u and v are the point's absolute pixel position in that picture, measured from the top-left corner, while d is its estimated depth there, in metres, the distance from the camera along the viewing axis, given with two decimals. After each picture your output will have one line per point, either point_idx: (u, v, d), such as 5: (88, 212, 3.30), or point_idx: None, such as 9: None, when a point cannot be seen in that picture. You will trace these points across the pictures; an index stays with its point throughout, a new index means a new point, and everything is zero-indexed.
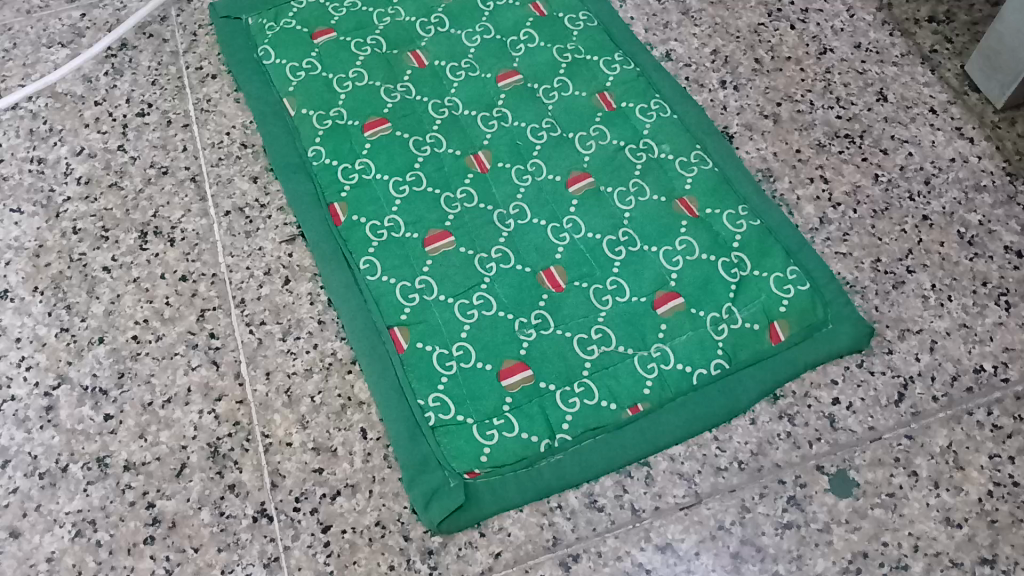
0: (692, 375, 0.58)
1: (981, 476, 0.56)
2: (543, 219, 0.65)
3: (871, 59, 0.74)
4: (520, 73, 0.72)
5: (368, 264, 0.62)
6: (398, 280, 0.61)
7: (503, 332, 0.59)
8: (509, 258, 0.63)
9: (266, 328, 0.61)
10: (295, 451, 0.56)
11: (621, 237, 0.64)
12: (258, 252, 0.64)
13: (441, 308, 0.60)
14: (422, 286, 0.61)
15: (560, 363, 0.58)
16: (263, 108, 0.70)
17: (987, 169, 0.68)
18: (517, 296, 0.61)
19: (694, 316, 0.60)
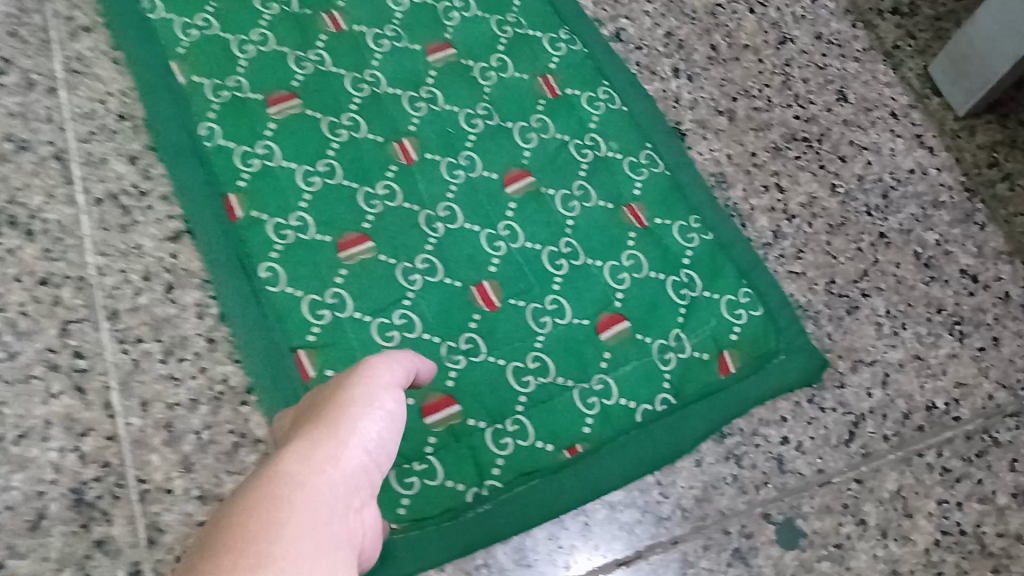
0: (635, 411, 0.53)
1: (929, 525, 0.53)
2: (476, 224, 0.57)
3: (832, 53, 0.68)
4: (452, 46, 0.63)
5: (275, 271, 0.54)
6: (306, 292, 0.53)
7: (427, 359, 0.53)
8: (437, 271, 0.55)
9: (144, 347, 0.52)
10: (177, 500, 0.48)
11: (563, 249, 0.57)
12: (135, 251, 0.54)
13: (357, 330, 0.53)
14: (334, 302, 0.53)
15: (491, 398, 0.52)
16: (147, 72, 0.59)
17: (946, 183, 0.64)
18: (442, 319, 0.54)
19: (640, 343, 0.55)
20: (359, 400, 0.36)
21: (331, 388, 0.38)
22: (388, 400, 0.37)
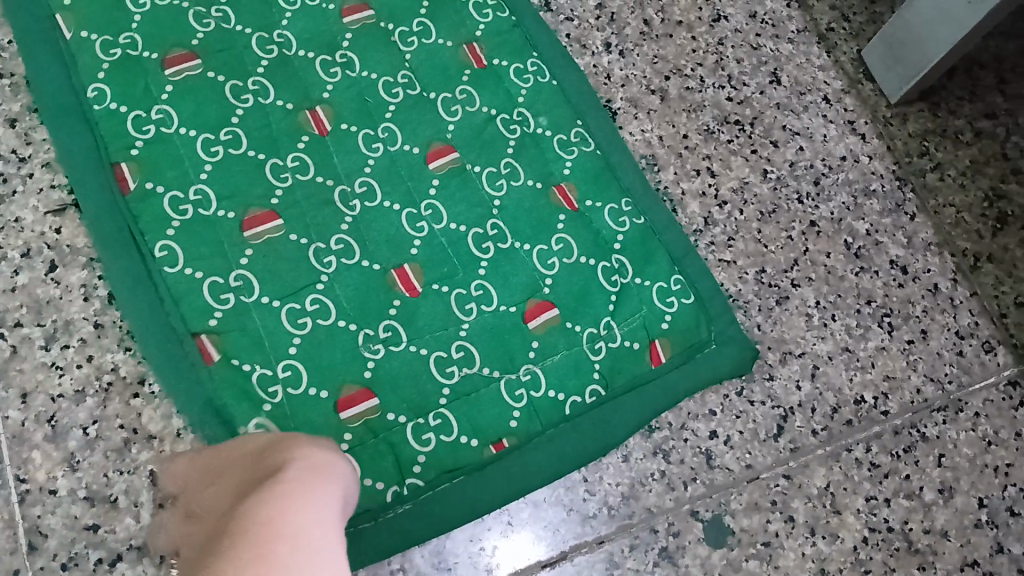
0: (564, 404, 0.50)
1: (857, 522, 0.52)
2: (397, 203, 0.53)
3: (767, 33, 0.67)
4: (371, 7, 0.59)
5: (168, 252, 0.48)
6: (205, 274, 0.48)
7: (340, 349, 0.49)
8: (354, 253, 0.51)
9: (23, 332, 0.47)
10: (60, 501, 0.44)
11: (489, 231, 0.54)
12: (15, 224, 0.49)
13: (262, 319, 0.48)
14: (237, 288, 0.49)
15: (412, 389, 0.49)
16: (26, 25, 0.53)
17: (877, 171, 0.63)
18: (355, 305, 0.50)
19: (568, 332, 0.52)
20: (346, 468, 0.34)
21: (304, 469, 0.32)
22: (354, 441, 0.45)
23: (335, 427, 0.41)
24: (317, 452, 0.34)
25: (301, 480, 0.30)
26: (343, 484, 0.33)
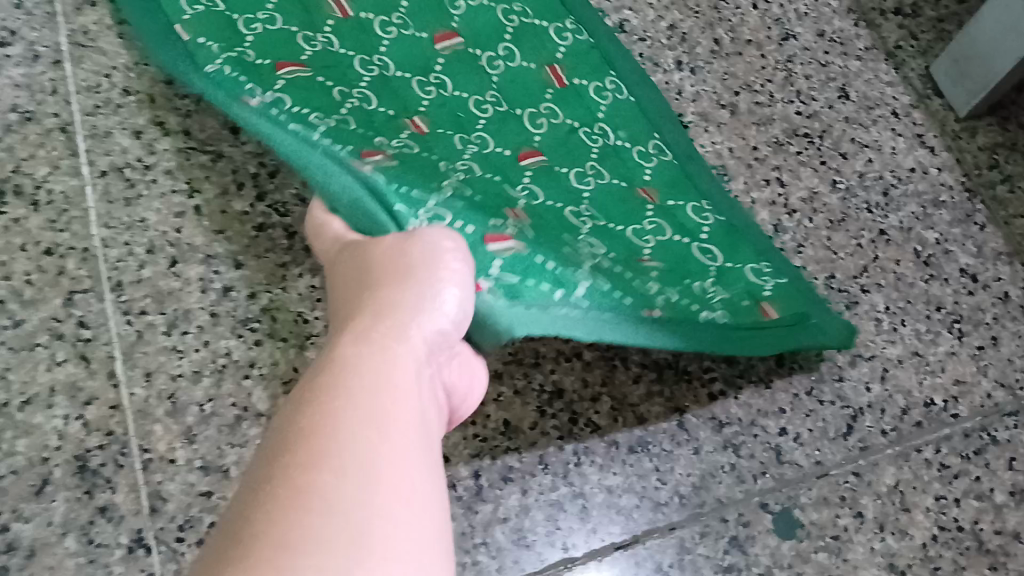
0: (700, 313, 0.54)
1: (926, 520, 0.53)
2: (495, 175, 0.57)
3: (835, 50, 0.69)
4: (459, 35, 0.64)
5: (333, 157, 0.52)
6: (367, 179, 0.51)
7: (476, 271, 0.51)
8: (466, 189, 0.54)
9: (148, 319, 0.52)
10: (179, 470, 0.49)
11: (584, 211, 0.57)
12: (140, 224, 0.55)
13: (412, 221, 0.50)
14: (389, 198, 0.51)
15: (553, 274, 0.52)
16: (151, 27, 0.58)
17: (946, 183, 0.64)
18: (484, 238, 0.53)
19: (682, 283, 0.55)
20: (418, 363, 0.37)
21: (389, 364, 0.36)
22: (461, 263, 0.43)
23: (416, 297, 0.40)
24: (353, 395, 0.33)
25: (348, 429, 0.31)
26: (380, 425, 0.32)
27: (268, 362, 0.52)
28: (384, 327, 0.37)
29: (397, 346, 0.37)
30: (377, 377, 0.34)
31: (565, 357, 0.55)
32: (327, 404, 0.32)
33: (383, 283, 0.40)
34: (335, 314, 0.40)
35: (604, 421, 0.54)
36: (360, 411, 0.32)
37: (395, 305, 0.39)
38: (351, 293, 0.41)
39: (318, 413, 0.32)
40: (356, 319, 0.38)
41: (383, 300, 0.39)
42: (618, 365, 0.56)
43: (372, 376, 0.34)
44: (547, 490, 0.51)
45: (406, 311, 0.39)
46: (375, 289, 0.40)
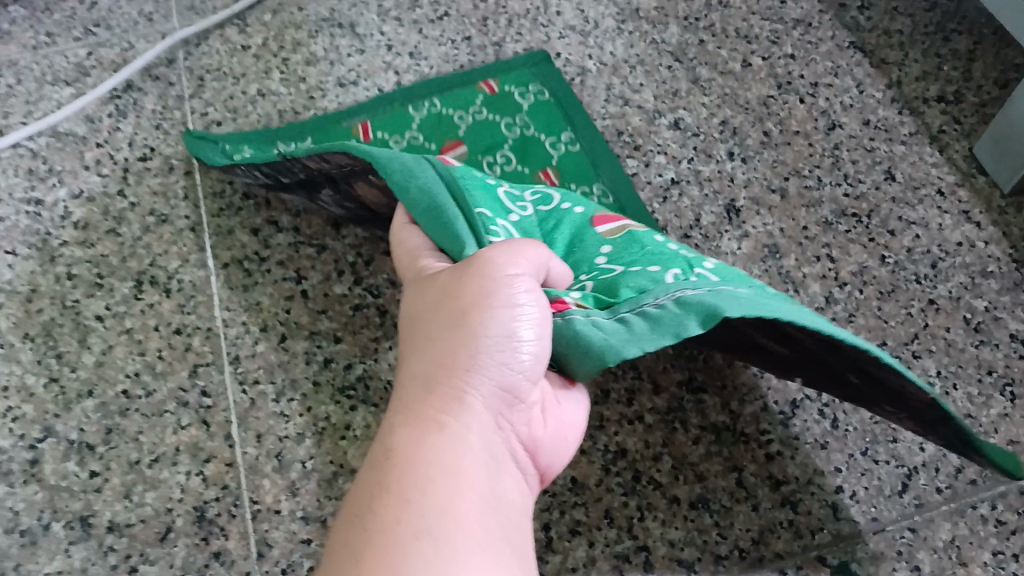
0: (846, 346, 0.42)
1: (984, 573, 0.54)
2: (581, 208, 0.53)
3: (880, 137, 0.74)
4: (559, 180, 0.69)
5: (413, 161, 0.50)
6: (448, 172, 0.49)
7: (582, 263, 0.49)
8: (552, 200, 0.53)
9: (260, 388, 0.60)
10: (283, 519, 0.55)
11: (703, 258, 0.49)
12: (255, 306, 0.64)
13: (497, 227, 0.48)
14: (472, 195, 0.49)
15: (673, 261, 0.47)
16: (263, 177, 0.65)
17: (994, 254, 0.68)
18: (580, 235, 0.51)
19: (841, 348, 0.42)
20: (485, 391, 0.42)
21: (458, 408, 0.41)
22: (533, 294, 0.42)
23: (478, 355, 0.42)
24: (407, 488, 0.38)
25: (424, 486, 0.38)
26: (443, 485, 0.38)
27: (361, 425, 0.59)
28: (445, 403, 0.41)
29: (456, 424, 0.40)
30: (431, 465, 0.39)
31: (628, 420, 0.60)
32: (388, 501, 0.37)
33: (449, 330, 0.43)
34: (407, 356, 0.44)
35: (665, 478, 0.58)
36: (411, 503, 0.37)
37: (456, 366, 0.41)
38: (422, 335, 0.44)
39: (377, 508, 0.37)
40: (426, 389, 0.42)
41: (449, 356, 0.42)
42: (678, 427, 0.60)
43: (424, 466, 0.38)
44: (613, 542, 0.55)
45: (467, 373, 0.41)
46: (440, 340, 0.43)
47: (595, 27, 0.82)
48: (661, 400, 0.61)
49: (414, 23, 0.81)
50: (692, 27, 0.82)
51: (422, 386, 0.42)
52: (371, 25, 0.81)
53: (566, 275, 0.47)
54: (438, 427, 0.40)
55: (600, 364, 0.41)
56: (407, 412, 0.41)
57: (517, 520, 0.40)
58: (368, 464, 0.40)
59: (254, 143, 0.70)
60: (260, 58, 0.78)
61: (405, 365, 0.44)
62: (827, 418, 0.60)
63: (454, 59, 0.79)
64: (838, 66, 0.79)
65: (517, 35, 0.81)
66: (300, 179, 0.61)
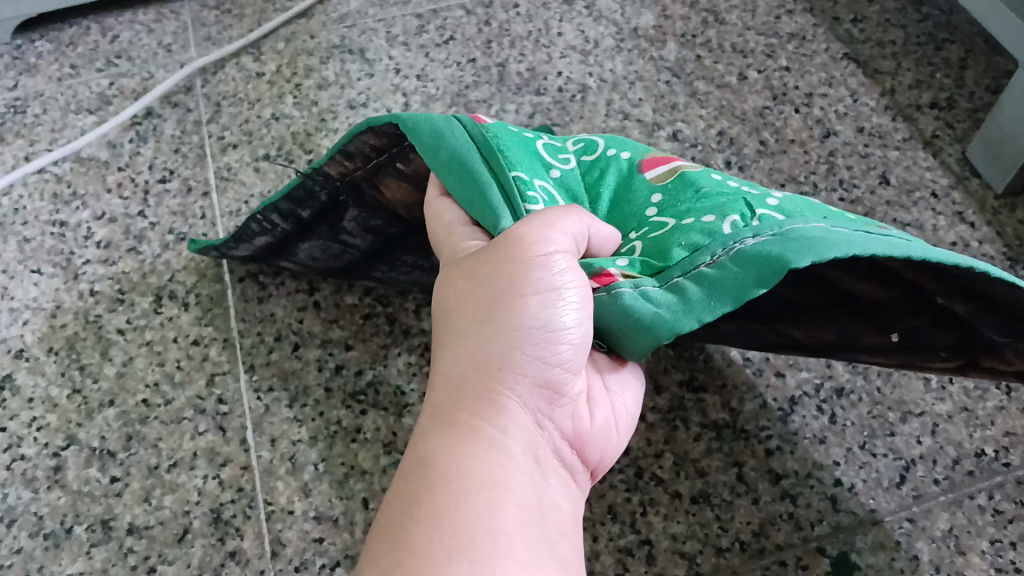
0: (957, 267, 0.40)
1: (982, 562, 0.55)
2: (626, 152, 0.53)
3: (875, 143, 0.76)
4: (601, 141, 0.54)
5: (446, 124, 0.49)
6: (482, 133, 0.48)
7: (632, 217, 0.49)
8: (597, 146, 0.54)
9: (274, 395, 0.62)
10: (296, 519, 0.57)
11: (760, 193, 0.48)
12: (269, 317, 0.66)
13: (535, 190, 0.48)
14: (508, 155, 0.48)
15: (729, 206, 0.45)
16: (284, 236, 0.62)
17: (988, 253, 0.69)
18: (628, 182, 0.51)
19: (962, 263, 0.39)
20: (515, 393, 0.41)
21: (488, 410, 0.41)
22: (572, 273, 0.42)
23: (514, 350, 0.41)
24: (442, 500, 0.38)
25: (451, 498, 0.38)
26: (471, 496, 0.38)
27: (371, 428, 0.61)
28: (480, 406, 0.41)
29: (493, 428, 0.40)
30: (467, 474, 0.39)
31: None
32: (419, 517, 0.37)
33: (482, 324, 0.42)
34: (442, 351, 0.44)
35: (667, 474, 0.59)
36: (446, 514, 0.37)
37: (492, 363, 0.41)
38: (456, 330, 0.43)
39: (411, 524, 0.37)
40: (460, 391, 0.42)
41: (483, 352, 0.42)
42: (680, 425, 0.61)
43: (460, 474, 0.39)
44: (617, 536, 0.57)
45: (502, 372, 0.41)
46: (474, 334, 0.42)
47: (594, 46, 0.84)
48: (663, 399, 0.63)
49: (421, 48, 0.83)
50: (689, 43, 0.84)
51: (456, 387, 0.42)
52: (380, 50, 0.83)
53: (612, 238, 0.46)
54: (474, 432, 0.40)
55: (652, 342, 0.40)
56: (442, 416, 0.41)
57: (559, 525, 0.40)
58: (404, 470, 0.41)
59: (230, 240, 0.63)
60: (274, 84, 0.80)
61: (440, 361, 0.44)
62: (825, 414, 0.61)
63: (460, 80, 0.80)
64: (833, 76, 0.81)
65: (519, 56, 0.83)
66: (321, 204, 0.57)
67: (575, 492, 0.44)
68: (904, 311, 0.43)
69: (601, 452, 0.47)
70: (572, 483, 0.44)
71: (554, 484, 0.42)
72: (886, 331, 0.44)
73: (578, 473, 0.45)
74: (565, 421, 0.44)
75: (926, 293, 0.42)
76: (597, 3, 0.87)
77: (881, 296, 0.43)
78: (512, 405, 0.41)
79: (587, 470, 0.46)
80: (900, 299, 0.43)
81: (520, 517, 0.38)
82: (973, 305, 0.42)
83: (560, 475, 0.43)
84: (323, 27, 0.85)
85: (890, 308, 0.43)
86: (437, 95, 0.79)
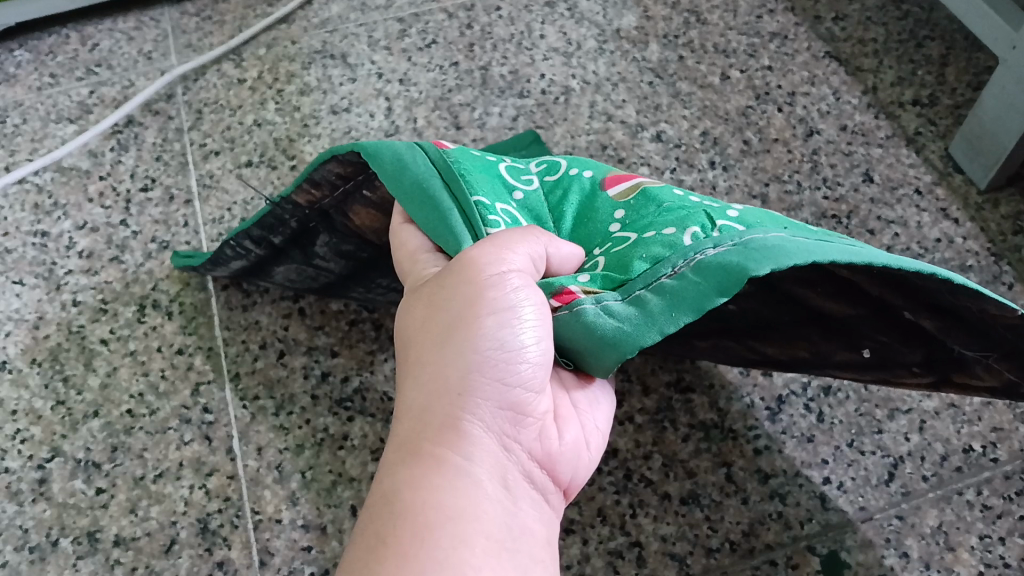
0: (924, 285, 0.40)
1: (972, 558, 0.56)
2: (585, 171, 0.53)
3: (857, 141, 0.76)
4: (562, 160, 0.54)
5: (406, 151, 0.48)
6: (442, 159, 0.48)
7: (596, 234, 0.49)
8: (558, 167, 0.54)
9: (259, 403, 0.62)
10: (284, 528, 0.57)
11: (721, 206, 0.48)
12: (254, 325, 0.66)
13: (496, 214, 0.47)
14: (469, 181, 0.47)
15: (689, 219, 0.45)
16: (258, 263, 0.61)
17: (972, 249, 0.69)
18: (591, 200, 0.51)
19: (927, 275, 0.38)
20: (478, 419, 0.41)
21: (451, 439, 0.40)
22: (527, 291, 0.42)
23: (474, 374, 0.41)
24: (406, 535, 0.37)
25: (417, 532, 0.37)
26: (438, 528, 0.37)
27: (358, 435, 0.61)
28: (442, 436, 0.40)
29: (458, 456, 0.40)
30: (431, 506, 0.38)
31: (617, 422, 0.61)
32: (385, 554, 0.37)
33: (441, 350, 0.42)
34: (403, 381, 0.44)
35: (656, 476, 0.59)
36: (411, 550, 0.37)
37: (452, 391, 0.41)
38: (416, 358, 0.43)
39: (377, 561, 0.37)
40: (422, 420, 0.41)
41: (443, 379, 0.41)
42: (668, 426, 0.61)
43: (425, 506, 0.38)
44: (607, 539, 0.57)
45: (462, 398, 0.41)
46: (434, 361, 0.42)
47: (577, 48, 0.83)
48: (650, 401, 0.62)
49: (403, 52, 0.83)
50: (671, 44, 0.84)
51: (418, 417, 0.41)
52: (362, 54, 0.82)
53: (573, 255, 0.46)
54: (437, 461, 0.40)
55: (617, 358, 0.39)
56: (405, 447, 0.41)
57: (529, 551, 0.40)
58: (369, 507, 0.40)
59: (208, 262, 0.63)
60: (256, 91, 0.80)
61: (402, 391, 0.43)
62: (812, 412, 0.61)
63: (443, 84, 0.80)
64: (815, 75, 0.81)
65: (502, 59, 0.82)
66: (292, 231, 0.57)
67: (545, 517, 0.43)
68: (872, 327, 0.44)
69: (571, 473, 0.46)
70: (543, 508, 0.43)
71: (524, 510, 0.41)
72: (857, 346, 0.45)
73: (548, 496, 0.44)
74: (531, 443, 0.43)
75: (892, 310, 0.42)
76: (579, 5, 0.87)
77: (849, 313, 0.43)
78: (476, 431, 0.41)
79: (558, 493, 0.45)
80: (867, 316, 0.43)
81: (487, 547, 0.38)
82: (941, 322, 0.42)
83: (529, 500, 0.42)
84: (305, 33, 0.84)
85: (858, 324, 0.44)
86: (420, 99, 0.79)
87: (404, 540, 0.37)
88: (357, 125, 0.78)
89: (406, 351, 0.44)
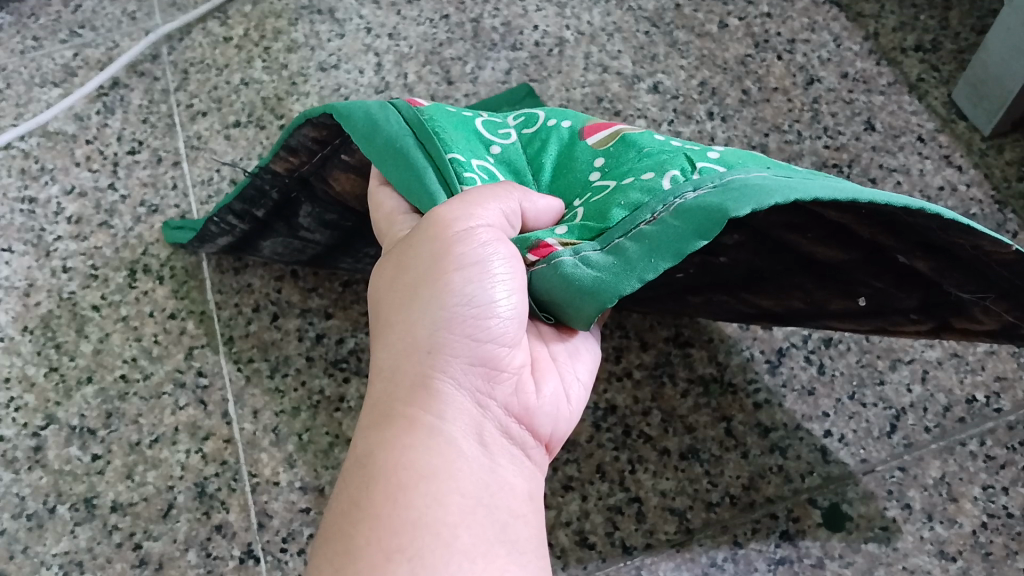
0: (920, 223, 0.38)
1: (975, 508, 0.55)
2: (564, 119, 0.51)
3: (859, 88, 0.74)
4: (540, 111, 0.52)
5: (379, 110, 0.47)
6: (416, 117, 0.47)
7: (576, 184, 0.47)
8: (537, 117, 0.52)
9: (254, 366, 0.61)
10: (282, 490, 0.57)
11: (702, 148, 0.46)
12: (246, 288, 0.65)
13: (472, 170, 0.46)
14: (444, 138, 0.46)
15: (667, 163, 0.43)
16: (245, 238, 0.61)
17: (976, 197, 0.68)
18: (570, 150, 0.49)
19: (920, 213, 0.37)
20: (449, 379, 0.40)
21: (423, 399, 0.40)
22: (497, 244, 0.41)
23: (444, 331, 0.41)
24: (381, 499, 0.37)
25: (389, 495, 0.37)
26: (413, 491, 0.37)
27: (355, 396, 0.60)
28: (415, 397, 0.40)
29: (431, 416, 0.39)
30: (403, 467, 0.38)
31: (616, 377, 0.61)
32: (360, 519, 0.37)
33: (412, 311, 0.41)
34: (376, 343, 0.43)
35: (655, 431, 0.59)
36: (384, 512, 0.37)
37: (423, 351, 0.41)
38: (387, 320, 0.43)
39: (353, 526, 0.37)
40: (395, 382, 0.41)
41: (415, 339, 0.41)
42: (666, 381, 0.60)
43: (397, 469, 0.38)
44: (607, 495, 0.57)
45: (434, 358, 0.40)
46: (405, 322, 0.42)
47: None
48: (649, 355, 0.62)
49: (392, 5, 0.80)
50: None
51: (390, 378, 0.41)
52: (350, 9, 0.80)
53: (551, 207, 0.45)
54: (410, 421, 0.39)
55: (597, 306, 0.38)
56: (379, 411, 0.41)
57: (507, 507, 0.39)
58: (345, 472, 0.40)
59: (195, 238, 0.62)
60: (242, 49, 0.78)
61: (375, 352, 0.43)
62: (813, 364, 0.60)
63: (434, 38, 0.78)
64: (815, 21, 0.78)
65: (494, 11, 0.80)
66: (274, 203, 0.56)
67: (526, 472, 0.43)
68: (867, 273, 0.43)
69: (551, 426, 0.46)
70: (523, 463, 0.43)
71: (503, 466, 0.41)
72: (852, 294, 0.44)
73: (528, 451, 0.44)
74: (507, 398, 0.43)
75: (885, 254, 0.41)
76: None
77: (843, 260, 0.42)
78: (448, 389, 0.40)
79: (540, 447, 0.45)
80: (861, 261, 0.42)
81: (465, 505, 0.38)
82: (937, 263, 0.40)
83: (509, 454, 0.42)
84: None
85: (852, 270, 0.43)
86: (410, 53, 0.77)
87: (376, 505, 0.37)
88: (346, 82, 0.76)
89: (380, 310, 0.44)
